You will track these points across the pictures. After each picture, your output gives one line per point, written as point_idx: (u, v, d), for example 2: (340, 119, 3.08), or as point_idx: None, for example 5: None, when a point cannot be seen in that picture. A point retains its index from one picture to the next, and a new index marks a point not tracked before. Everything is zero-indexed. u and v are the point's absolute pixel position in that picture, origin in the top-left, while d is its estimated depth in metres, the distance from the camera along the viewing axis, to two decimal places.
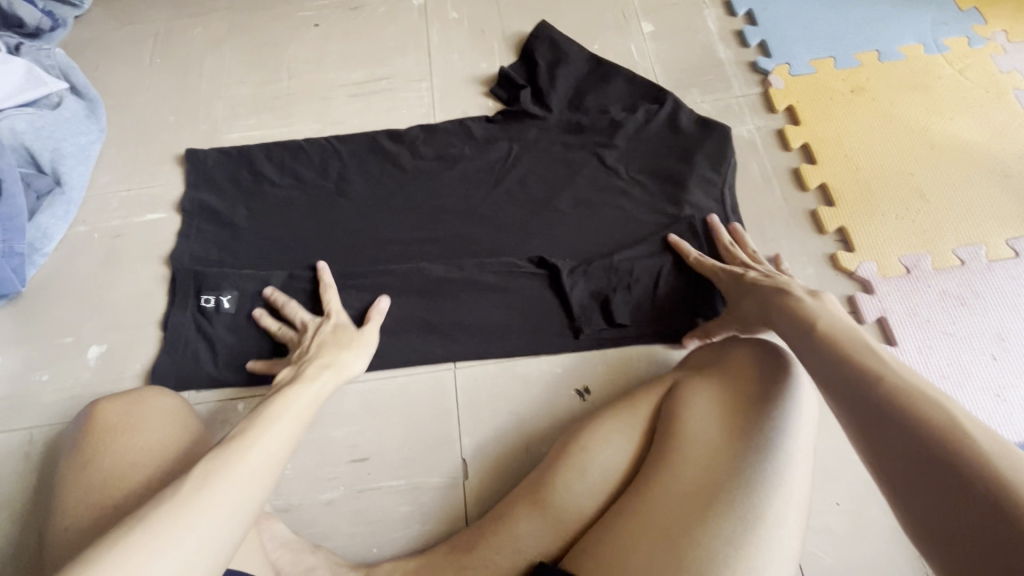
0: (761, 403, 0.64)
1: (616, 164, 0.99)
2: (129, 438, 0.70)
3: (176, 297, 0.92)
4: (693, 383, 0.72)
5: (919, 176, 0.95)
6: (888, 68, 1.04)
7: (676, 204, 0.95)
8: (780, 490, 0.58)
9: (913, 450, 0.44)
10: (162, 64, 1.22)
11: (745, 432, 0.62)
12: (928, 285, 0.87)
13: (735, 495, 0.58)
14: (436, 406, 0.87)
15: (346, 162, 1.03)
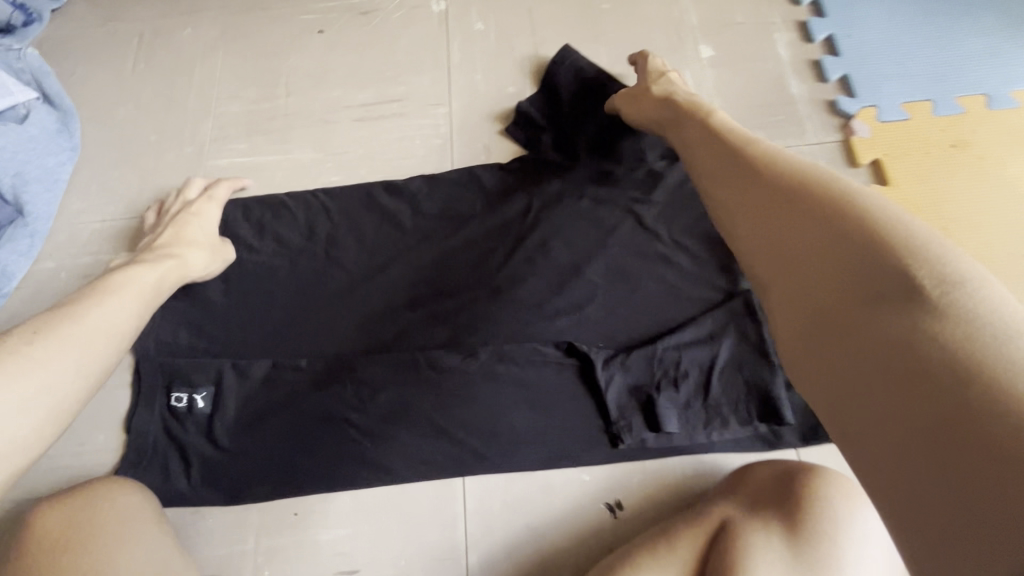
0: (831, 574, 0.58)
1: (656, 224, 0.85)
2: (75, 556, 0.62)
3: (140, 394, 0.81)
4: (754, 532, 0.62)
5: None
6: (997, 118, 0.86)
7: (728, 276, 0.81)
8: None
9: (934, 461, 0.31)
10: (146, 70, 1.07)
11: None
12: None
13: None
14: (441, 512, 0.74)
15: (336, 220, 0.89)
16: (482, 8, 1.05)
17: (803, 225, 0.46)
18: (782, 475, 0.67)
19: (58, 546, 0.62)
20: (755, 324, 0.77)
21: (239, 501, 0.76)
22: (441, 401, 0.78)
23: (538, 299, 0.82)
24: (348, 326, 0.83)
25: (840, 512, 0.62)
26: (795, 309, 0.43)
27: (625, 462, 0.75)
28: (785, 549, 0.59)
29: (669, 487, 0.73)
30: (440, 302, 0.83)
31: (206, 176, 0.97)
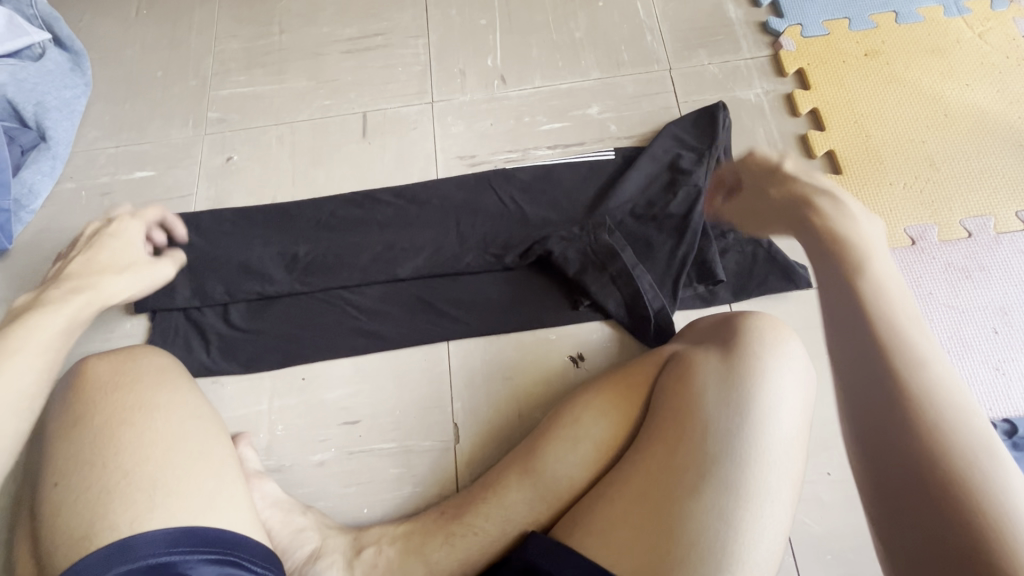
0: (754, 377, 0.66)
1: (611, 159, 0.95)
2: (122, 395, 0.71)
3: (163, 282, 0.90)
4: (685, 358, 0.72)
5: (930, 145, 0.91)
6: (904, 31, 0.99)
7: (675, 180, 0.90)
8: (761, 461, 0.61)
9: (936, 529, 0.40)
10: (149, 15, 1.17)
11: (737, 406, 0.64)
12: (933, 256, 0.85)
13: (725, 464, 0.61)
14: (430, 371, 0.86)
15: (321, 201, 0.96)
16: None
17: (839, 286, 0.50)
18: (726, 318, 0.75)
19: (107, 387, 0.72)
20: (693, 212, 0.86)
21: (256, 369, 0.88)
22: (426, 280, 0.89)
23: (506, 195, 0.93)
24: (338, 225, 0.93)
25: (770, 335, 0.69)
26: (855, 322, 0.48)
27: (585, 325, 0.87)
28: (721, 366, 0.68)
29: (624, 342, 0.86)
30: (423, 199, 0.94)
31: (210, 106, 1.08)
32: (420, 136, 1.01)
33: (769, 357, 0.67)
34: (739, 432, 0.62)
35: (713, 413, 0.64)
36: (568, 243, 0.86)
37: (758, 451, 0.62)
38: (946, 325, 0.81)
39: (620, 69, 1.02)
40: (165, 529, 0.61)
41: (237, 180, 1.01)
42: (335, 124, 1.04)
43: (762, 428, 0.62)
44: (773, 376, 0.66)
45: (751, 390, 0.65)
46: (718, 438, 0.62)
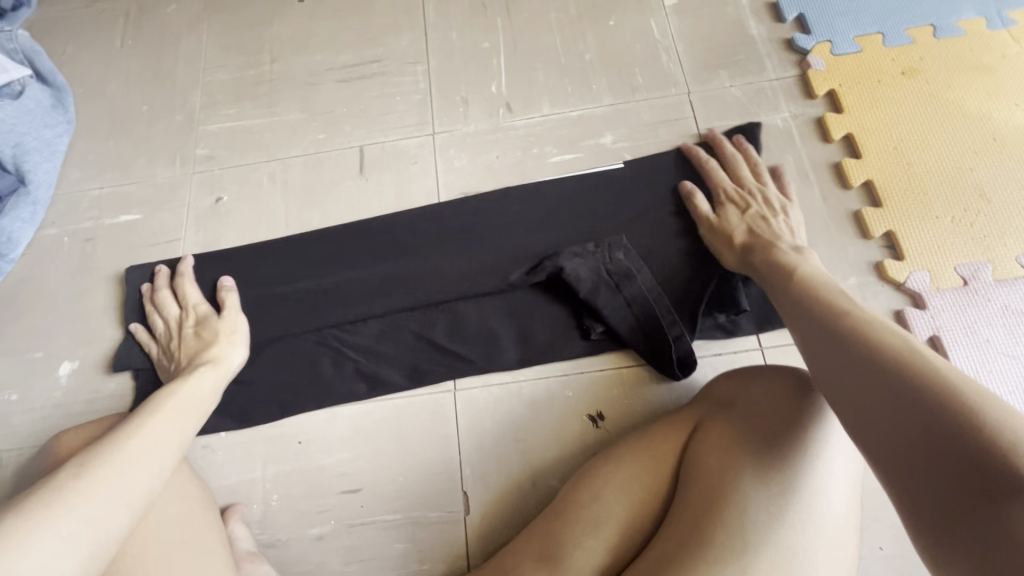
0: (795, 452, 0.56)
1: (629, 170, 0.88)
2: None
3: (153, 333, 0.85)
4: (714, 427, 0.63)
5: (979, 172, 0.83)
6: (944, 46, 0.91)
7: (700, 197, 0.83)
8: (809, 551, 0.53)
9: None
10: (134, 45, 1.11)
11: (778, 486, 0.55)
12: (988, 298, 0.77)
13: (766, 558, 0.53)
14: (436, 432, 0.79)
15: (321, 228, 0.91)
16: None
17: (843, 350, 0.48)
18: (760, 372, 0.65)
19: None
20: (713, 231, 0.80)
21: (249, 426, 0.81)
22: (429, 320, 0.82)
23: (512, 225, 0.86)
24: (334, 265, 0.86)
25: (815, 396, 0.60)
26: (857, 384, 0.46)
27: (600, 374, 0.80)
28: (759, 433, 0.59)
29: (645, 396, 0.78)
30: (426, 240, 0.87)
31: (198, 142, 1.02)
32: (421, 171, 0.94)
33: (817, 427, 0.57)
34: (786, 520, 0.53)
35: (755, 493, 0.55)
36: (581, 258, 0.78)
37: (808, 542, 0.53)
38: (1005, 377, 0.73)
39: (635, 94, 0.95)
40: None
41: (227, 222, 0.95)
42: (330, 159, 0.97)
43: (812, 513, 0.54)
44: (821, 447, 0.56)
45: (797, 467, 0.55)
46: (760, 524, 0.54)
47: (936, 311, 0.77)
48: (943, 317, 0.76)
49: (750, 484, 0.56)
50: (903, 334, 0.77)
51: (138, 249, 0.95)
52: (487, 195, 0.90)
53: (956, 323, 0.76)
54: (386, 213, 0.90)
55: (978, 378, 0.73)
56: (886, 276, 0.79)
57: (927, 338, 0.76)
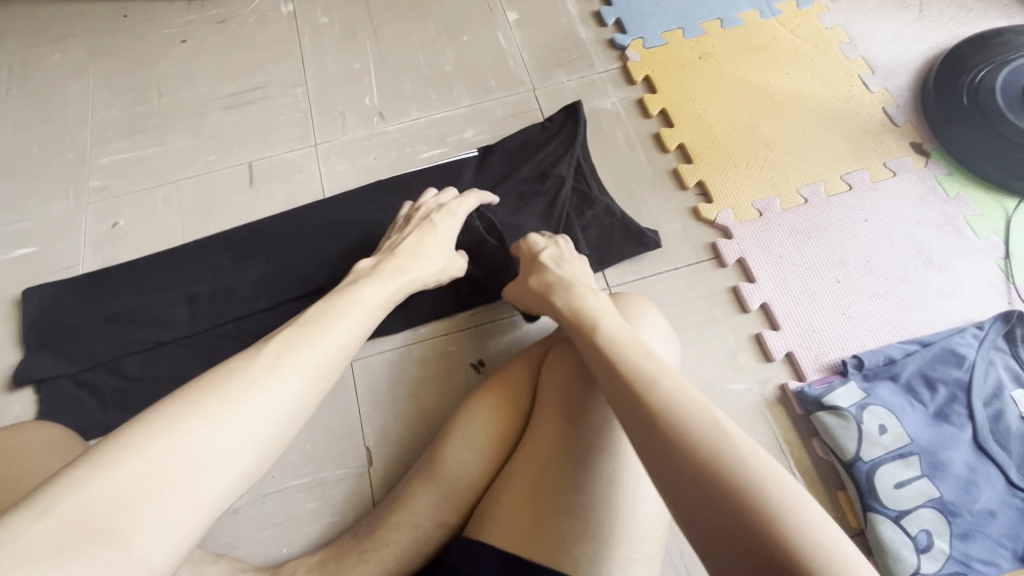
0: None
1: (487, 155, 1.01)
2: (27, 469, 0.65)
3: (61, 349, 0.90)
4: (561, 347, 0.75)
5: (763, 128, 1.03)
6: (730, 34, 1.13)
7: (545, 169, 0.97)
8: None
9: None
10: (20, 94, 1.17)
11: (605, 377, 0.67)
12: (779, 223, 0.95)
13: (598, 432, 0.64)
14: (337, 399, 0.88)
15: (217, 235, 0.99)
16: (324, 5, 1.23)
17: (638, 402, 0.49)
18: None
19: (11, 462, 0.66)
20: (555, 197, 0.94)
21: None
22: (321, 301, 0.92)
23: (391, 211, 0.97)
24: (234, 267, 0.96)
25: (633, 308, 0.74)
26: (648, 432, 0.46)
27: (477, 326, 0.92)
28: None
29: (518, 341, 0.91)
30: (315, 236, 0.97)
31: (91, 175, 1.08)
32: (307, 178, 1.05)
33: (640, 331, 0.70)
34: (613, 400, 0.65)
35: (587, 387, 0.67)
36: None
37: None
38: (797, 282, 0.91)
39: (489, 94, 1.11)
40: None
41: (125, 244, 1.01)
42: (221, 177, 1.06)
43: None
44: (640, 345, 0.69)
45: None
46: (595, 410, 0.65)
47: (740, 239, 0.94)
48: (746, 243, 0.94)
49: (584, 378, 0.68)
50: (718, 259, 0.94)
51: (35, 279, 0.99)
52: (367, 189, 1.01)
53: (755, 246, 0.93)
54: (276, 216, 1.00)
55: (776, 286, 0.90)
56: (701, 217, 0.97)
57: (735, 261, 0.93)
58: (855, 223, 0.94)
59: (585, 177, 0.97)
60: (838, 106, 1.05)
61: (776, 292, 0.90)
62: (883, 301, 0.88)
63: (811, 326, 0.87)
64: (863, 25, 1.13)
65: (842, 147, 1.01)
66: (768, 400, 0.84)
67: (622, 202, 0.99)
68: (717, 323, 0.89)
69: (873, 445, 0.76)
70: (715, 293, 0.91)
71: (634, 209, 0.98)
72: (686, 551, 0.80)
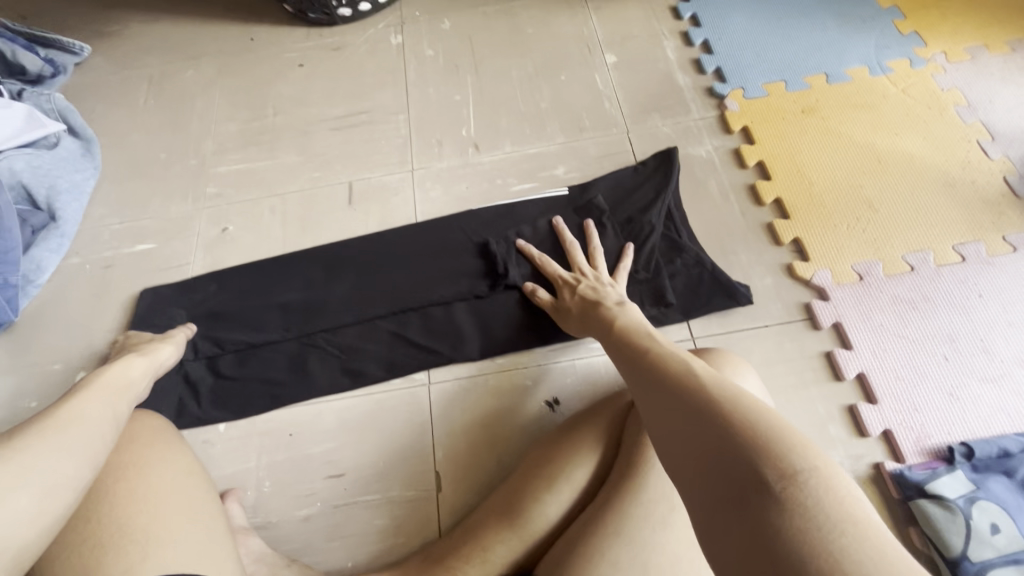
0: None
1: (586, 195, 1.03)
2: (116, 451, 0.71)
3: None
4: None
5: (868, 189, 0.99)
6: (836, 89, 1.10)
7: (641, 216, 0.97)
8: None
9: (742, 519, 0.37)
10: (155, 104, 1.29)
11: None
12: (880, 290, 0.90)
13: None
14: (412, 421, 0.90)
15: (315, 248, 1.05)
16: (431, 38, 1.30)
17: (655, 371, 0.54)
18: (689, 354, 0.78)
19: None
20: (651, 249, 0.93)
21: (247, 420, 0.92)
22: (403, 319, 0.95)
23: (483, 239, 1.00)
24: (329, 278, 1.01)
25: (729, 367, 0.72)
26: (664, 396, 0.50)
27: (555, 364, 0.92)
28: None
29: (597, 384, 0.90)
30: (404, 256, 1.01)
31: (208, 182, 1.17)
32: (402, 200, 1.10)
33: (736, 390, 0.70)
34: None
35: None
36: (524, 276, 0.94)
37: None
38: (900, 353, 0.86)
39: (583, 133, 1.13)
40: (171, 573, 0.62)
41: (231, 249, 1.09)
42: (323, 193, 1.13)
43: None
44: None
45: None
46: None
47: (837, 302, 0.90)
48: (843, 306, 0.90)
49: None
50: (811, 321, 0.90)
51: (151, 273, 1.08)
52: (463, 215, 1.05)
53: (854, 312, 0.89)
54: (372, 235, 1.05)
55: (875, 355, 0.86)
56: (795, 275, 0.93)
57: (831, 324, 0.89)
58: (968, 298, 0.88)
59: (675, 225, 0.97)
60: (953, 172, 0.99)
61: (875, 362, 0.85)
62: (998, 386, 0.82)
63: (913, 403, 0.82)
64: (983, 88, 1.07)
65: (956, 216, 0.95)
66: (860, 477, 0.79)
67: (712, 252, 0.97)
68: (807, 389, 0.85)
69: (983, 545, 0.69)
70: (807, 356, 0.87)
71: (724, 260, 0.96)
72: None
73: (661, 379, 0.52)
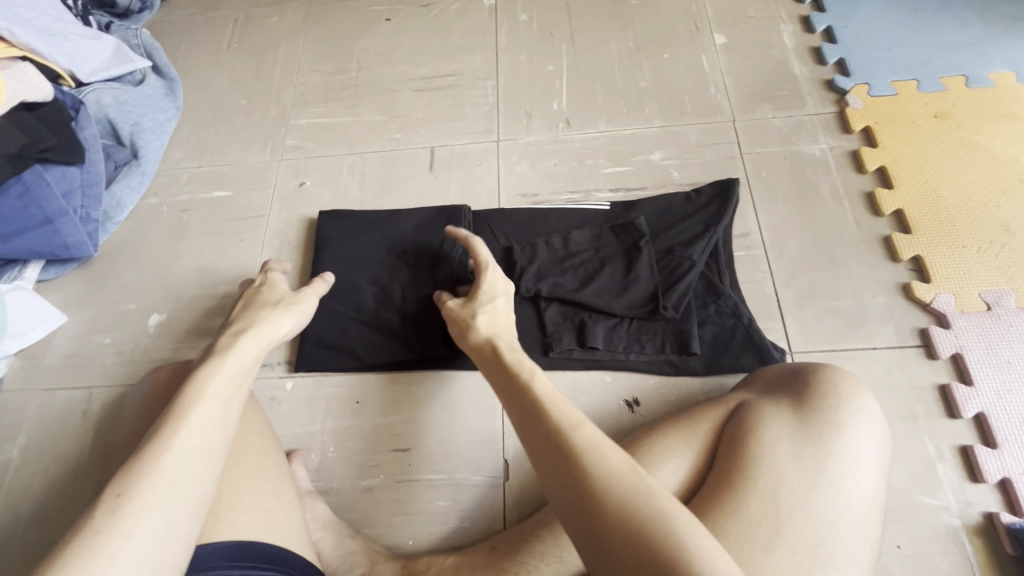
0: (831, 435, 0.63)
1: (629, 212, 0.94)
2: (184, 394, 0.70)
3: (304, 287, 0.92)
4: (757, 405, 0.69)
5: (1005, 209, 0.89)
6: (976, 95, 0.99)
7: (688, 245, 0.87)
8: (839, 520, 0.60)
9: None
10: (238, 49, 1.26)
11: (819, 463, 0.62)
12: (1011, 324, 0.81)
13: (802, 525, 0.59)
14: (483, 404, 0.86)
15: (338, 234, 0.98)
16: (526, 2, 1.23)
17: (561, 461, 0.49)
18: (796, 369, 0.72)
19: (168, 392, 0.71)
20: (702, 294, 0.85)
21: (315, 383, 0.90)
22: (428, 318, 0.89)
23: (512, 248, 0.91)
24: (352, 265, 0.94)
25: (846, 389, 0.67)
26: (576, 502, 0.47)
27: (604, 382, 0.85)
28: (794, 419, 0.65)
29: (684, 389, 0.84)
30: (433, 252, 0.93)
31: (288, 133, 1.15)
32: (485, 172, 1.05)
33: (850, 416, 0.65)
34: (818, 495, 0.60)
35: (791, 469, 0.61)
36: (549, 288, 0.86)
37: (840, 517, 0.60)
38: None
39: (684, 118, 1.05)
40: (241, 539, 0.59)
41: (307, 205, 1.06)
42: (404, 157, 1.08)
43: (845, 487, 0.61)
44: (854, 434, 0.64)
45: (832, 451, 0.62)
46: (794, 500, 0.60)
47: (959, 331, 0.82)
48: (966, 337, 0.82)
49: (790, 458, 0.62)
50: (927, 349, 0.82)
51: (226, 221, 1.07)
52: (496, 212, 0.97)
53: (978, 344, 0.81)
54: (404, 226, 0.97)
55: (998, 396, 0.78)
56: (913, 296, 0.85)
57: (950, 355, 0.81)
58: None
59: (718, 266, 0.87)
60: None
61: (997, 403, 0.77)
62: None
63: None
64: None
65: None
66: (968, 526, 0.72)
67: (820, 261, 0.90)
68: (915, 422, 0.78)
69: None
70: (919, 387, 0.80)
71: (831, 271, 0.89)
72: None
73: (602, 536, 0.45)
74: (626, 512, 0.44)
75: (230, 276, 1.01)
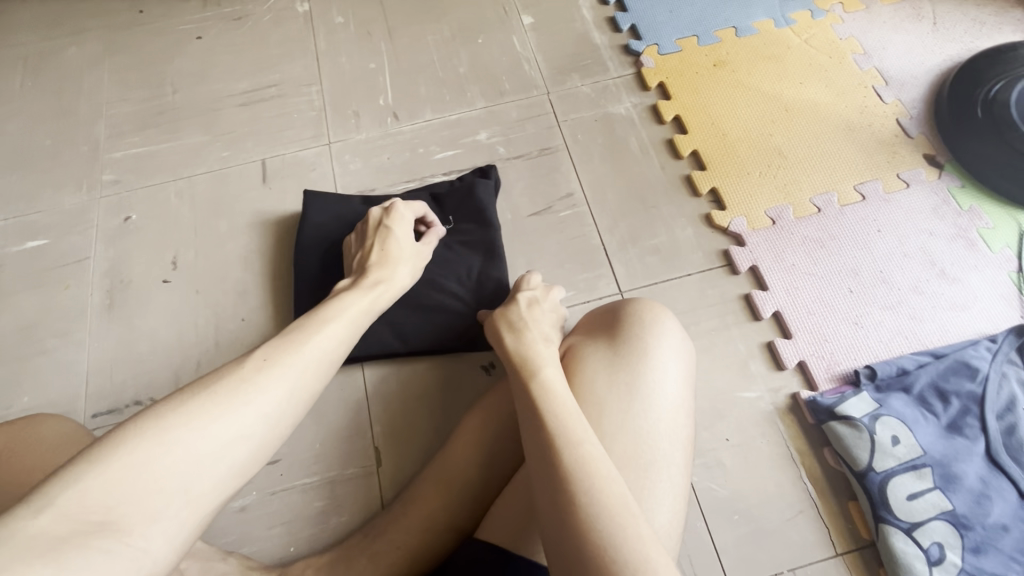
0: (640, 357, 0.71)
1: None
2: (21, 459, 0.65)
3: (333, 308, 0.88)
4: (582, 347, 0.76)
5: (776, 137, 1.03)
6: (744, 43, 1.13)
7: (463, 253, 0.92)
8: (654, 429, 0.67)
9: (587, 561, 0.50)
10: (34, 87, 1.17)
11: (631, 384, 0.69)
12: (791, 233, 0.95)
13: (623, 439, 0.66)
14: (346, 401, 0.87)
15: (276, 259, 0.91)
16: (340, 5, 1.23)
17: (530, 417, 0.60)
18: (613, 307, 0.80)
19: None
20: (479, 297, 0.89)
21: None
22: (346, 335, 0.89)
23: (312, 272, 0.92)
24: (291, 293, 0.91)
25: (649, 317, 0.76)
26: (537, 451, 0.57)
27: (460, 356, 0.90)
28: (609, 350, 0.73)
29: None
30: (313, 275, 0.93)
31: (104, 169, 1.08)
32: (320, 176, 1.05)
33: (654, 338, 0.73)
34: (630, 411, 0.68)
35: (607, 394, 0.69)
36: None
37: (653, 425, 0.68)
38: (810, 290, 0.91)
39: (503, 97, 1.11)
40: None
41: (137, 239, 1.01)
42: (234, 174, 1.06)
43: (654, 398, 0.69)
44: (658, 352, 0.72)
45: (641, 370, 0.70)
46: (613, 419, 0.67)
47: (753, 247, 0.94)
48: (759, 251, 0.94)
49: (606, 385, 0.69)
50: (730, 267, 0.93)
51: (46, 271, 0.99)
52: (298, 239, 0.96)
53: (768, 255, 0.93)
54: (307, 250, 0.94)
55: (787, 294, 0.90)
56: (714, 224, 0.97)
57: (748, 269, 0.93)
58: (868, 233, 0.94)
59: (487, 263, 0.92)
60: (852, 118, 1.05)
61: (788, 300, 0.90)
62: (895, 312, 0.88)
63: (824, 336, 0.87)
64: (877, 36, 1.13)
65: (855, 159, 1.01)
66: (779, 409, 0.84)
67: (636, 206, 0.99)
68: (729, 331, 0.89)
69: (885, 456, 0.76)
70: (727, 300, 0.91)
71: (647, 214, 0.98)
72: (696, 559, 0.76)
73: (563, 549, 0.52)
74: (560, 440, 0.56)
75: (58, 328, 0.94)
